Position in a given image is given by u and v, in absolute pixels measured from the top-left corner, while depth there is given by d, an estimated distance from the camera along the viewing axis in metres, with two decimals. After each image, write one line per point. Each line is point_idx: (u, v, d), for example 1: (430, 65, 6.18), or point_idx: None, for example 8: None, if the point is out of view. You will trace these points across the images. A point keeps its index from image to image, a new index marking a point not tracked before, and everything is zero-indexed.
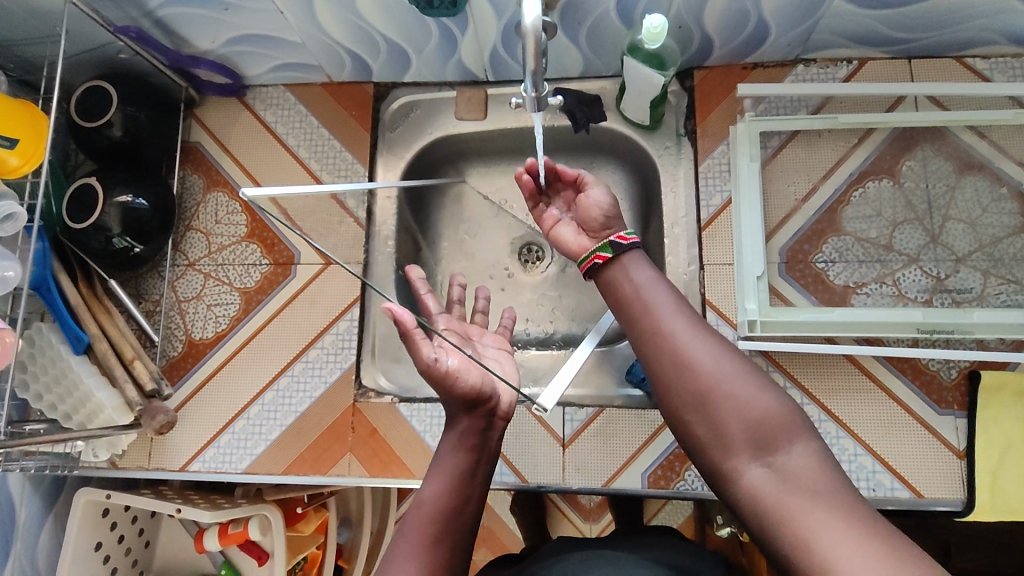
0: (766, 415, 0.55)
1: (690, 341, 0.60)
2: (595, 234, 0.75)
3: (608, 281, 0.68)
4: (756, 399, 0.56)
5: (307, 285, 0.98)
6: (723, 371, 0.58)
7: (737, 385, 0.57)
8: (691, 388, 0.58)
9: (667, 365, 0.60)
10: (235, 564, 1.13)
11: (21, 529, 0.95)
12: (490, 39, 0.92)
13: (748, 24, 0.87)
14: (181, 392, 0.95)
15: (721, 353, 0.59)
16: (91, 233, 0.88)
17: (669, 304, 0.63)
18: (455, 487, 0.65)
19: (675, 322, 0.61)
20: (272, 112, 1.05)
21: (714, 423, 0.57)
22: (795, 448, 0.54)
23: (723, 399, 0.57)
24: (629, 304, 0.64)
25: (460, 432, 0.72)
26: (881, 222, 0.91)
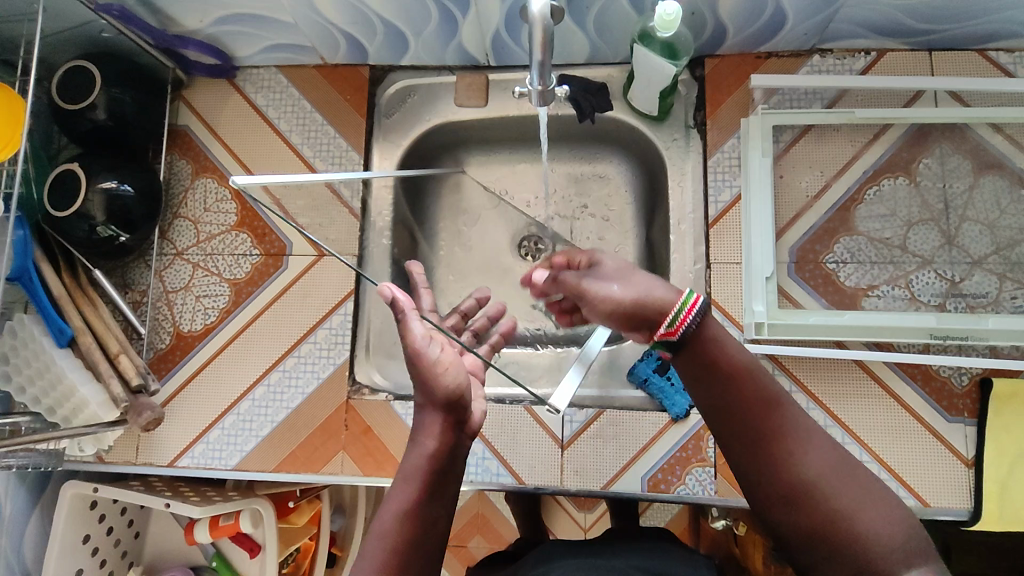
0: (889, 550, 0.50)
1: (800, 455, 0.55)
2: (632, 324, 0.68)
3: (694, 370, 0.61)
4: (879, 531, 0.51)
5: (300, 277, 0.95)
6: (836, 490, 0.53)
7: (865, 509, 0.52)
8: (804, 511, 0.53)
9: (773, 480, 0.55)
10: (227, 555, 1.12)
11: (7, 523, 0.93)
12: (493, 22, 0.88)
13: (764, 11, 0.82)
14: (169, 387, 0.92)
15: (835, 467, 0.54)
16: (74, 221, 0.85)
17: (773, 404, 0.57)
18: (414, 518, 0.60)
19: (780, 426, 0.56)
20: (263, 95, 1.00)
21: (830, 556, 0.52)
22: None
23: (839, 528, 0.52)
24: (725, 403, 0.58)
25: (425, 456, 0.63)
26: (895, 222, 0.88)
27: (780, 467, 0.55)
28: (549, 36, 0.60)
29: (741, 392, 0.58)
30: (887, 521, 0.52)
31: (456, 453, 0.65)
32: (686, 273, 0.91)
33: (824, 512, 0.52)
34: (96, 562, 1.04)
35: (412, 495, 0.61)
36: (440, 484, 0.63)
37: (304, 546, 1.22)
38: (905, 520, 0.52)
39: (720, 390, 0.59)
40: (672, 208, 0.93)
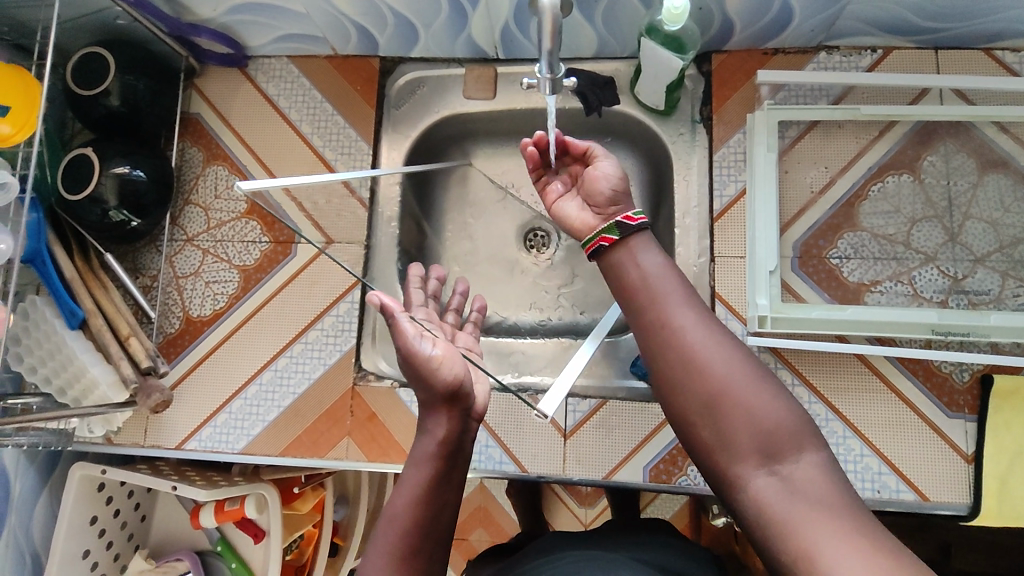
0: (775, 421, 0.55)
1: (700, 337, 0.59)
2: (600, 210, 0.71)
3: (616, 267, 0.66)
4: (766, 405, 0.56)
5: (308, 265, 0.96)
6: (731, 369, 0.57)
7: (749, 392, 0.56)
8: (700, 385, 0.57)
9: (676, 359, 0.59)
10: (231, 540, 1.14)
11: (16, 502, 0.95)
12: (502, 15, 0.89)
13: (771, 7, 0.83)
14: (177, 371, 0.93)
15: (732, 350, 0.59)
16: (87, 205, 0.86)
17: (678, 295, 0.62)
18: (427, 499, 0.63)
19: (684, 313, 0.61)
20: (274, 85, 1.01)
21: (721, 426, 0.56)
22: (802, 457, 0.54)
23: (730, 401, 0.56)
24: (638, 292, 0.63)
25: (436, 441, 0.66)
26: (899, 219, 0.88)
27: (681, 348, 0.59)
28: (558, 23, 0.60)
29: (644, 298, 0.62)
30: (775, 399, 0.56)
31: (463, 440, 0.68)
32: (690, 267, 0.92)
33: (718, 386, 0.57)
34: (103, 543, 1.05)
35: (422, 476, 0.64)
36: (450, 470, 0.65)
37: (308, 533, 1.24)
38: (790, 398, 0.57)
39: (634, 283, 0.64)
40: (677, 201, 0.94)
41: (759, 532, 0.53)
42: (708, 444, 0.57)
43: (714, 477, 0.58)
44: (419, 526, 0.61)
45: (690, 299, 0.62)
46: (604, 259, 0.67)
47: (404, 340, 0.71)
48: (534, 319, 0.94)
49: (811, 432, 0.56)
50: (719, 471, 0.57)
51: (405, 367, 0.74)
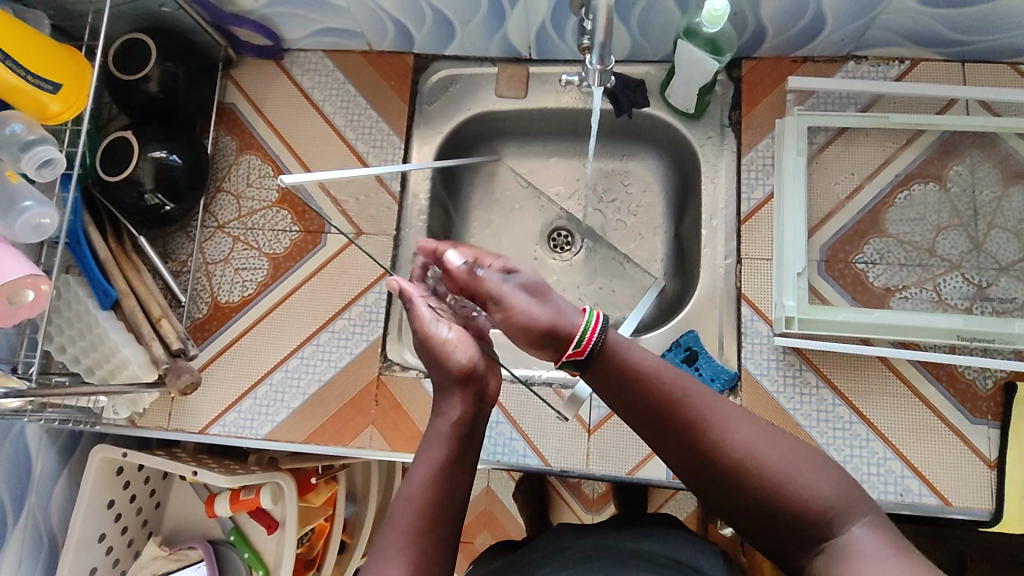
0: (830, 503, 0.53)
1: (724, 431, 0.57)
2: (538, 342, 0.66)
3: (609, 371, 0.62)
4: (812, 484, 0.54)
5: (337, 255, 0.97)
6: (766, 455, 0.55)
7: (797, 476, 0.54)
8: (742, 482, 0.55)
9: (709, 463, 0.57)
10: (245, 530, 1.13)
11: (36, 481, 0.95)
12: (539, 14, 0.90)
13: (805, 14, 0.85)
14: (204, 355, 0.94)
15: (760, 432, 0.57)
16: (124, 187, 0.87)
17: (690, 391, 0.59)
18: (441, 480, 0.62)
19: (705, 403, 0.58)
20: (309, 78, 1.03)
21: (780, 522, 0.55)
22: (857, 527, 0.53)
23: (775, 491, 0.54)
24: (649, 399, 0.59)
25: (450, 421, 0.66)
26: (924, 226, 0.90)
27: (709, 449, 0.57)
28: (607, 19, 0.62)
29: (658, 403, 0.59)
30: (819, 474, 0.55)
31: (476, 418, 0.68)
32: (717, 267, 0.93)
33: (761, 478, 0.55)
34: (118, 528, 1.05)
35: (438, 457, 0.64)
36: (463, 450, 0.65)
37: (319, 526, 1.24)
38: (828, 465, 0.56)
39: (633, 387, 0.60)
40: (704, 204, 0.95)
41: None
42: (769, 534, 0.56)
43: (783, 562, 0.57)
44: (433, 507, 0.61)
45: (699, 389, 0.59)
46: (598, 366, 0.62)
47: (422, 324, 0.70)
48: None
49: (858, 496, 0.55)
50: (787, 559, 0.56)
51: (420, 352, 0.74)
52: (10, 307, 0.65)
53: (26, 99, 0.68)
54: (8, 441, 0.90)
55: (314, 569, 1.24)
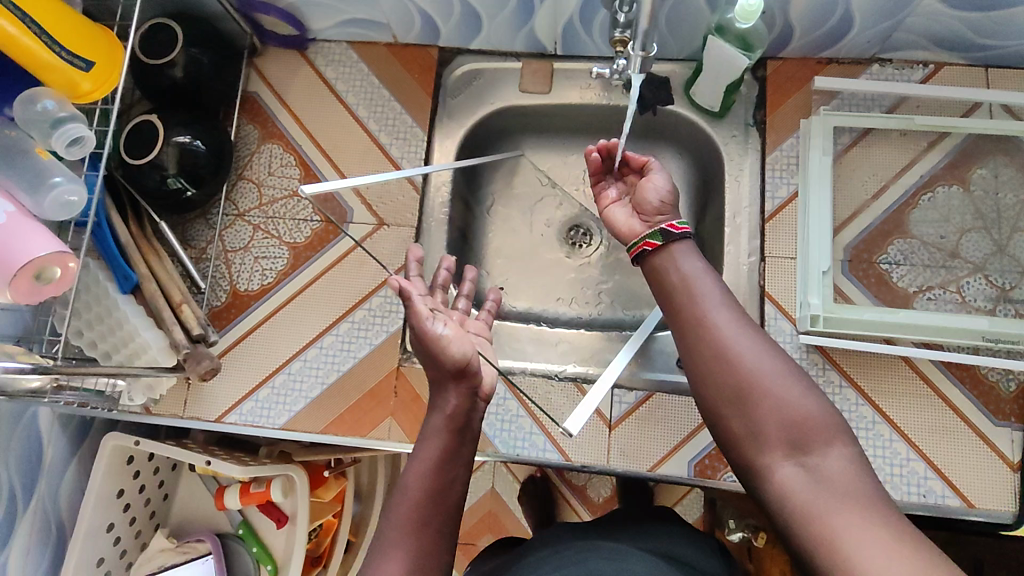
0: (804, 417, 0.60)
1: (734, 338, 0.65)
2: (646, 217, 0.77)
3: (659, 269, 0.72)
4: (797, 401, 0.61)
5: (358, 246, 0.96)
6: (767, 367, 0.63)
7: (779, 386, 0.62)
8: (737, 383, 0.63)
9: (713, 359, 0.65)
10: (253, 524, 1.12)
11: (47, 468, 0.94)
12: (568, 9, 0.90)
13: (834, 14, 0.85)
14: (222, 343, 0.93)
15: (766, 349, 0.65)
16: (147, 170, 0.86)
17: (717, 302, 0.68)
18: (439, 471, 0.67)
19: (719, 314, 0.67)
20: (333, 69, 1.02)
21: (751, 418, 0.62)
22: (831, 450, 0.59)
23: (760, 395, 0.62)
24: (676, 293, 0.70)
25: (445, 416, 0.71)
26: (947, 228, 0.90)
27: (716, 346, 0.65)
28: None
29: (683, 301, 0.69)
30: (803, 394, 0.62)
31: (471, 414, 0.72)
32: (740, 266, 0.92)
33: (753, 382, 0.63)
34: (127, 518, 1.03)
35: (437, 448, 0.69)
36: (460, 444, 0.70)
37: (327, 522, 1.23)
38: (820, 395, 0.62)
39: (673, 285, 0.70)
40: (728, 201, 0.95)
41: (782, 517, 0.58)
42: (738, 431, 0.63)
43: (743, 466, 0.63)
44: (430, 498, 0.66)
45: (727, 304, 0.69)
46: (647, 263, 0.74)
47: (417, 320, 0.74)
48: (571, 312, 0.99)
49: (839, 427, 0.60)
50: (748, 460, 0.62)
51: (415, 348, 0.77)
52: (37, 285, 0.64)
53: (59, 77, 0.68)
54: (21, 426, 0.88)
55: (320, 567, 1.22)
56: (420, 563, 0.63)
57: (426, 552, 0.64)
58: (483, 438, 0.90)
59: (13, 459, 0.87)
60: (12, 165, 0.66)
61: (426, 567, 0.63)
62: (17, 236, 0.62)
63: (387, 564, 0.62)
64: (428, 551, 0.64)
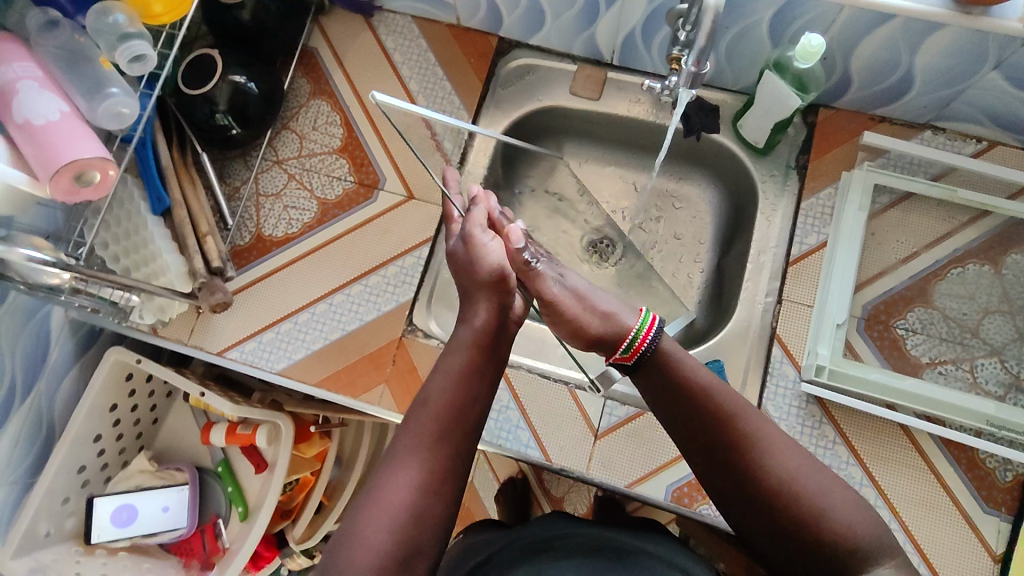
0: (852, 538, 0.60)
1: (770, 474, 0.63)
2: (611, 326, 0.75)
3: (660, 378, 0.69)
4: (846, 522, 0.61)
5: (385, 212, 0.97)
6: (816, 488, 0.62)
7: (828, 515, 0.61)
8: (788, 510, 0.62)
9: (748, 491, 0.64)
10: (233, 465, 1.14)
11: (49, 368, 0.96)
12: (632, 20, 0.90)
13: (895, 72, 0.85)
14: (239, 281, 0.95)
15: (807, 465, 0.64)
16: (199, 102, 0.89)
17: (737, 431, 0.65)
18: (460, 389, 0.71)
19: (744, 453, 0.64)
20: (393, 39, 1.02)
21: (794, 542, 0.62)
22: (878, 563, 0.60)
23: (809, 524, 0.61)
24: (699, 430, 0.66)
25: (473, 330, 0.74)
26: (972, 305, 0.89)
27: (753, 487, 0.63)
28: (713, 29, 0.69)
29: (705, 441, 0.66)
30: (850, 512, 0.62)
31: (499, 332, 0.76)
32: (756, 304, 0.92)
33: (799, 509, 0.62)
34: (114, 433, 1.06)
35: (462, 363, 0.72)
36: (486, 361, 0.73)
37: (304, 479, 1.24)
38: (864, 507, 0.63)
39: (687, 398, 0.67)
40: (755, 238, 0.95)
41: None
42: (783, 553, 0.63)
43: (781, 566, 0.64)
44: (449, 410, 0.69)
45: (752, 412, 0.66)
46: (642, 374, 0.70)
47: (471, 227, 0.82)
48: None
49: (881, 536, 0.61)
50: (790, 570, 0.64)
51: (455, 257, 0.83)
52: (76, 185, 0.66)
53: None
54: (32, 323, 0.91)
55: (289, 520, 1.24)
56: (434, 478, 0.66)
57: (441, 463, 0.67)
58: None
59: (19, 352, 0.90)
60: (74, 69, 0.68)
61: (439, 480, 0.66)
62: (69, 135, 0.64)
63: (402, 473, 0.66)
64: (442, 463, 0.67)
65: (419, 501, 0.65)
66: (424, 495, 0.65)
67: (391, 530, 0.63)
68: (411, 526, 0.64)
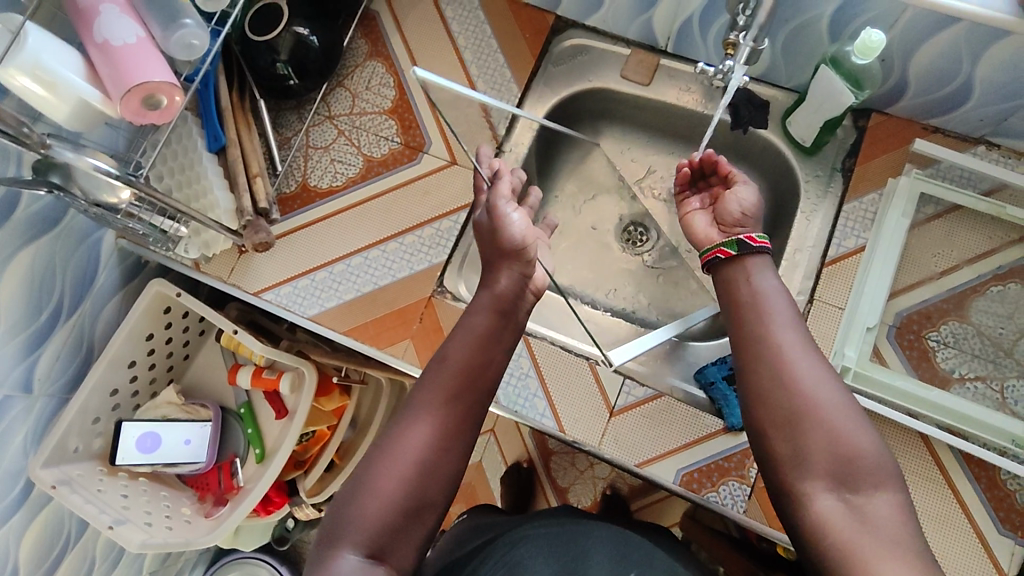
0: (859, 457, 0.59)
1: (798, 361, 0.64)
2: (725, 228, 0.81)
3: (730, 278, 0.73)
4: (853, 438, 0.60)
5: (426, 175, 0.99)
6: (831, 398, 0.62)
7: (836, 420, 0.61)
8: (789, 407, 0.62)
9: (768, 371, 0.64)
10: (254, 408, 1.18)
11: (95, 291, 1.01)
12: (691, 7, 0.90)
13: (954, 80, 0.83)
14: (282, 226, 0.98)
15: (824, 380, 0.63)
16: (262, 50, 0.92)
17: (778, 315, 0.67)
18: (477, 352, 0.72)
19: (778, 333, 0.66)
20: (453, 9, 1.04)
21: (798, 442, 0.61)
22: (877, 492, 0.58)
23: (815, 424, 0.61)
24: (745, 303, 0.69)
25: (493, 295, 0.76)
26: (1010, 325, 0.87)
27: (777, 366, 0.64)
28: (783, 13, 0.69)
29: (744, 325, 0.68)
30: (863, 436, 0.61)
31: (518, 299, 0.77)
32: None
33: (805, 406, 0.62)
34: (147, 362, 1.11)
35: (482, 327, 0.74)
36: (503, 327, 0.75)
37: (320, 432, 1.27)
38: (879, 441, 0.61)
39: (742, 296, 0.70)
40: (792, 236, 0.94)
41: (819, 549, 0.58)
42: (784, 450, 0.62)
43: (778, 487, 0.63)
44: (464, 372, 0.70)
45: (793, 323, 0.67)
46: (717, 271, 0.75)
47: (495, 198, 0.81)
48: (609, 302, 1.04)
49: (893, 476, 0.60)
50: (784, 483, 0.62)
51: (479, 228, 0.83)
52: (144, 108, 0.70)
53: None
54: (86, 244, 0.96)
55: (302, 470, 1.27)
56: (445, 435, 0.67)
57: (453, 422, 0.68)
58: None
59: (70, 271, 0.95)
60: None
61: (452, 437, 0.67)
62: (143, 58, 0.68)
63: (416, 430, 0.67)
64: (455, 422, 0.68)
65: (430, 459, 0.66)
66: (434, 454, 0.66)
67: (403, 481, 0.64)
68: (419, 482, 0.65)
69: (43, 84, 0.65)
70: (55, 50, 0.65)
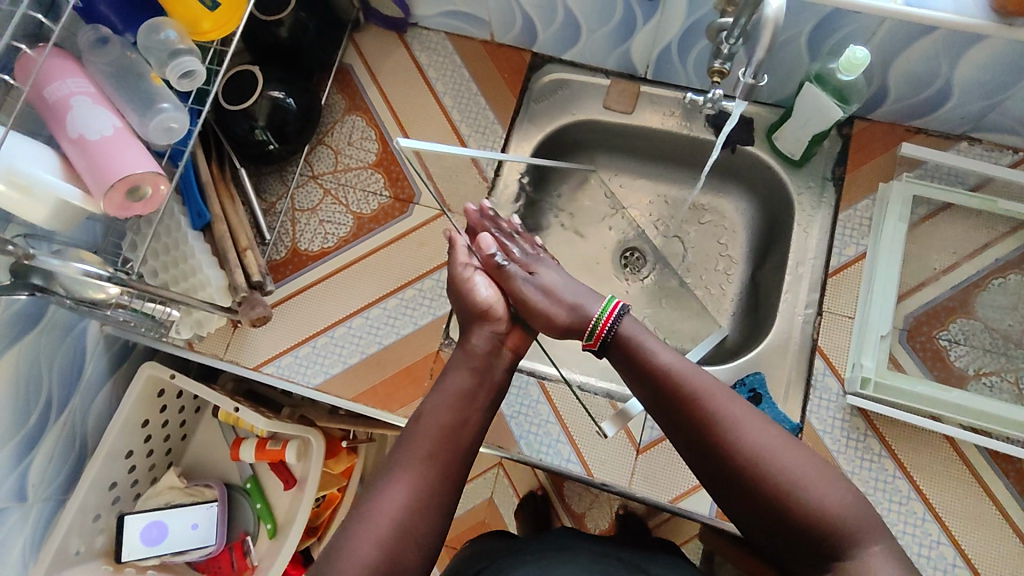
0: (843, 523, 0.60)
1: (758, 439, 0.62)
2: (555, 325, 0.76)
3: (631, 353, 0.70)
4: (835, 503, 0.60)
5: (419, 227, 0.96)
6: (798, 468, 0.61)
7: (814, 494, 0.60)
8: (758, 487, 0.61)
9: (727, 457, 0.63)
10: (261, 481, 1.14)
11: (84, 383, 0.96)
12: (669, 35, 0.90)
13: (933, 85, 0.85)
14: (277, 294, 0.94)
15: (785, 444, 0.63)
16: (239, 118, 0.89)
17: (712, 392, 0.65)
18: (451, 412, 0.70)
19: (728, 408, 0.64)
20: (427, 55, 1.03)
21: (782, 520, 0.61)
22: (869, 548, 0.60)
23: (796, 499, 0.60)
24: (668, 383, 0.66)
25: (466, 355, 0.74)
26: (1015, 316, 0.88)
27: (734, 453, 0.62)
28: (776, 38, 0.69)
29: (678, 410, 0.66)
30: (842, 496, 0.61)
31: (493, 358, 0.75)
32: (795, 315, 0.91)
33: (777, 484, 0.61)
34: (145, 449, 1.06)
35: (459, 386, 0.72)
36: (478, 385, 0.73)
37: (330, 496, 1.23)
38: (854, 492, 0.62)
39: (659, 371, 0.67)
40: (791, 251, 0.94)
41: None
42: (768, 526, 0.62)
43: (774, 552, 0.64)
44: (443, 432, 0.68)
45: (731, 396, 0.65)
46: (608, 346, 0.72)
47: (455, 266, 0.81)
48: None
49: (875, 526, 0.61)
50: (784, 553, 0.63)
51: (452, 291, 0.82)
52: (129, 200, 0.66)
53: (185, 10, 0.71)
54: (71, 337, 0.91)
55: (315, 537, 1.22)
56: (423, 496, 0.65)
57: (431, 484, 0.66)
58: (508, 436, 0.89)
59: (56, 367, 0.90)
60: (126, 85, 0.68)
61: (431, 500, 0.65)
62: (124, 150, 0.65)
63: (395, 489, 0.65)
64: (434, 484, 0.66)
65: (408, 522, 0.63)
66: (412, 516, 0.64)
67: (382, 543, 0.62)
68: (400, 548, 0.62)
69: (17, 188, 0.60)
70: (28, 151, 0.61)
